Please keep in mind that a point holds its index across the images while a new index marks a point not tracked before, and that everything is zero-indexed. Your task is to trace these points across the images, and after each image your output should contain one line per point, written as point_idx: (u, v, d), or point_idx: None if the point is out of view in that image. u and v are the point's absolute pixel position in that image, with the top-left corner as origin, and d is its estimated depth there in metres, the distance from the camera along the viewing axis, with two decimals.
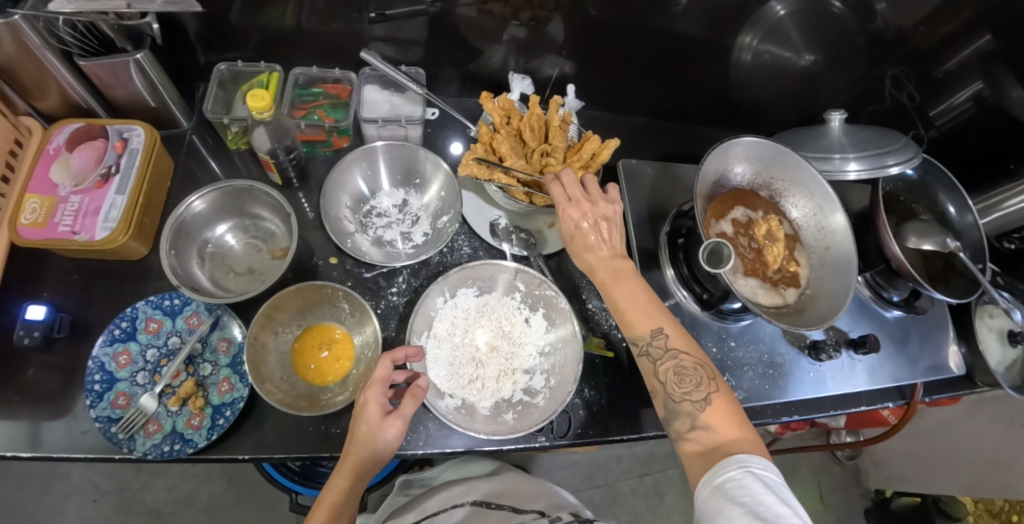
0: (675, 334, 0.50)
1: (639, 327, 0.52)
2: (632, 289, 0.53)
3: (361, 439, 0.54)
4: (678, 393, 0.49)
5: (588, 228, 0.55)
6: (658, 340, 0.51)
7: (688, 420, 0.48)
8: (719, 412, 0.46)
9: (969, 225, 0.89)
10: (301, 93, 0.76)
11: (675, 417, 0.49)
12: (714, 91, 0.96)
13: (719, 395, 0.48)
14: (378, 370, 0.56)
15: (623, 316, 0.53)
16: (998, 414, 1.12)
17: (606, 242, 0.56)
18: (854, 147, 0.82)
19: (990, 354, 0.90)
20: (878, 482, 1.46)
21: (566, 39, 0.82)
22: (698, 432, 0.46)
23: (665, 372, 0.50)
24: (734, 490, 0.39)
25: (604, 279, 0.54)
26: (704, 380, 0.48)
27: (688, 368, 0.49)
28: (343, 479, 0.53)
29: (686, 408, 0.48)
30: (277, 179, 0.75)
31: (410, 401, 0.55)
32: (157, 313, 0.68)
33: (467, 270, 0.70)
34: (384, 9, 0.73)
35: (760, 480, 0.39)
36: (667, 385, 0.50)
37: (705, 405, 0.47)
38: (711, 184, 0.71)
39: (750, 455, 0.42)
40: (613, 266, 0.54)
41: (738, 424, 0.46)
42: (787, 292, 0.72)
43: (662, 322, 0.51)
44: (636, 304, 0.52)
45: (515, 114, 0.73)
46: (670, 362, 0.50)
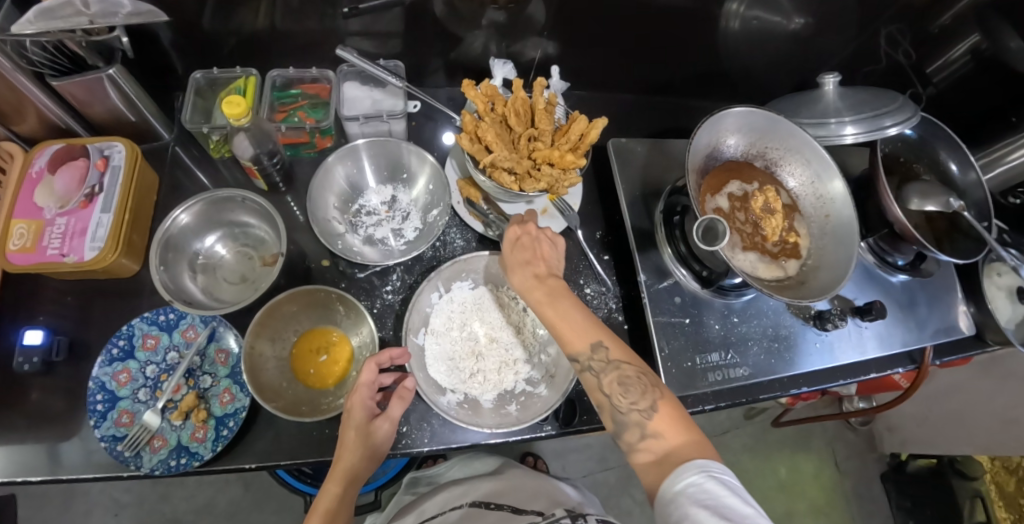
0: (614, 345, 0.50)
1: (579, 342, 0.50)
2: (564, 306, 0.51)
3: (350, 444, 0.55)
4: (624, 404, 0.48)
5: (525, 244, 0.56)
6: (599, 354, 0.49)
7: (637, 429, 0.46)
8: (666, 417, 0.45)
9: (973, 183, 0.86)
10: (280, 95, 0.74)
11: (624, 429, 0.47)
12: (704, 60, 0.93)
13: (664, 401, 0.47)
14: (363, 375, 0.56)
15: (560, 335, 0.51)
16: (1008, 374, 1.10)
17: (541, 258, 0.56)
18: (851, 111, 0.80)
19: (1000, 312, 0.89)
20: (893, 446, 1.46)
21: (547, 20, 0.80)
22: (649, 440, 0.45)
23: (609, 385, 0.48)
24: (696, 495, 0.38)
25: (541, 292, 0.53)
26: (648, 387, 0.48)
27: (632, 378, 0.48)
28: (335, 486, 0.54)
29: (633, 418, 0.46)
30: (263, 185, 0.75)
31: (398, 403, 0.58)
32: (152, 329, 0.68)
33: (460, 262, 0.69)
34: (358, 3, 0.71)
35: (720, 483, 0.39)
36: (612, 398, 0.48)
37: (651, 413, 0.46)
38: (704, 158, 0.70)
39: (709, 459, 0.41)
40: (542, 276, 0.54)
41: (683, 427, 0.45)
42: (787, 264, 0.70)
43: (601, 335, 0.50)
44: (569, 321, 0.51)
45: (499, 100, 0.71)
46: (614, 373, 0.48)
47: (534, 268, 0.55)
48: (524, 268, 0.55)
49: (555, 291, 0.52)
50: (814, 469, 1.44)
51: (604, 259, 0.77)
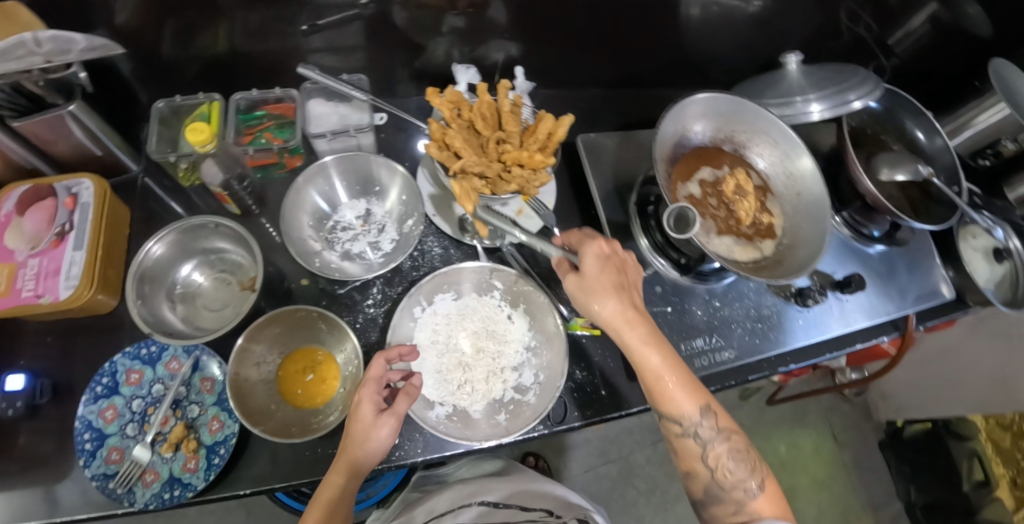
0: (720, 414, 0.52)
1: (687, 409, 0.51)
2: (672, 362, 0.52)
3: (357, 438, 0.54)
4: (727, 481, 0.51)
5: (615, 271, 0.55)
6: (709, 421, 0.52)
7: (733, 505, 0.50)
8: (772, 498, 0.50)
9: (941, 149, 0.88)
10: (245, 118, 0.73)
11: (719, 502, 0.51)
12: (669, 49, 0.93)
13: (766, 478, 0.51)
14: (372, 369, 0.57)
15: (667, 398, 0.52)
16: (997, 331, 1.12)
17: (631, 287, 0.55)
18: (815, 88, 0.84)
19: (979, 273, 0.92)
20: (888, 413, 1.48)
21: (508, 21, 0.80)
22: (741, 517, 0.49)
23: (714, 457, 0.52)
24: None
25: (645, 337, 0.52)
26: (752, 465, 0.52)
27: (739, 453, 0.52)
28: (338, 476, 0.53)
29: (734, 495, 0.50)
30: (235, 208, 0.75)
31: (404, 399, 0.56)
32: (135, 364, 0.67)
33: (441, 273, 0.69)
34: (318, 18, 0.72)
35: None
36: (715, 471, 0.51)
37: (757, 493, 0.50)
38: (672, 147, 0.70)
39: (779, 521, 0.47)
40: (643, 322, 0.53)
41: (777, 505, 0.50)
42: (764, 245, 0.71)
43: (704, 400, 0.52)
44: (676, 387, 0.52)
45: (465, 105, 0.71)
46: (722, 446, 0.52)
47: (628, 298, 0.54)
48: (625, 309, 0.52)
49: (662, 345, 0.52)
50: (813, 443, 1.46)
51: None
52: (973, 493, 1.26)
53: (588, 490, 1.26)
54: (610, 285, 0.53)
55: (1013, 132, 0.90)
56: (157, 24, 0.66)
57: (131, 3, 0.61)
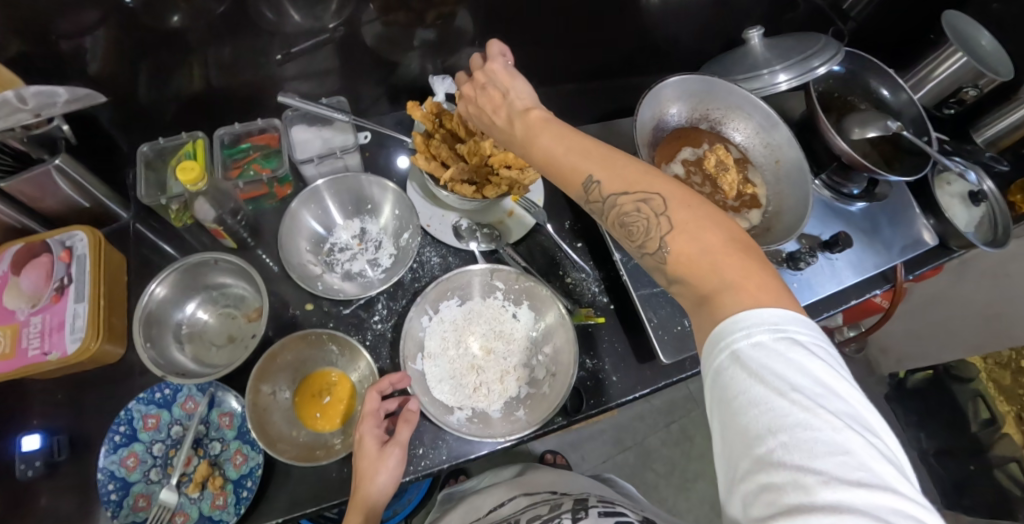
0: (608, 178, 0.41)
1: (573, 184, 0.43)
2: (544, 141, 0.44)
3: (367, 474, 0.54)
4: (637, 249, 0.41)
5: (480, 101, 0.52)
6: (594, 191, 0.42)
7: (664, 272, 0.40)
8: (686, 259, 0.37)
9: (905, 102, 0.91)
10: (231, 152, 0.74)
11: (653, 272, 0.42)
12: (635, 37, 0.95)
13: (697, 226, 0.37)
14: (367, 405, 0.57)
15: (552, 176, 0.45)
16: (985, 271, 1.19)
17: (500, 97, 0.50)
18: (779, 60, 0.87)
19: (959, 218, 0.99)
20: (890, 366, 1.53)
21: (478, 29, 0.82)
22: (680, 282, 0.39)
23: (618, 225, 0.42)
24: (726, 383, 0.32)
25: (515, 138, 0.48)
26: (655, 221, 0.39)
27: (638, 214, 0.40)
28: (356, 514, 0.51)
29: (654, 261, 0.40)
30: (231, 243, 0.74)
31: (405, 427, 0.57)
32: (151, 409, 0.67)
33: (444, 282, 0.69)
34: (290, 46, 0.74)
35: (768, 367, 0.31)
36: (629, 242, 0.42)
37: (665, 253, 0.39)
38: (652, 130, 0.72)
39: (733, 325, 0.33)
40: (518, 129, 0.47)
41: (709, 262, 0.36)
42: (751, 215, 0.73)
43: (590, 169, 0.42)
44: (555, 164, 0.44)
45: (447, 116, 0.73)
46: (623, 207, 0.41)
47: (495, 115, 0.50)
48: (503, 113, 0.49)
49: (532, 134, 0.45)
50: None
51: (577, 246, 0.78)
52: (982, 433, 1.29)
53: None
54: (490, 100, 0.51)
55: (971, 80, 0.96)
56: (131, 69, 0.67)
57: (102, 48, 0.62)
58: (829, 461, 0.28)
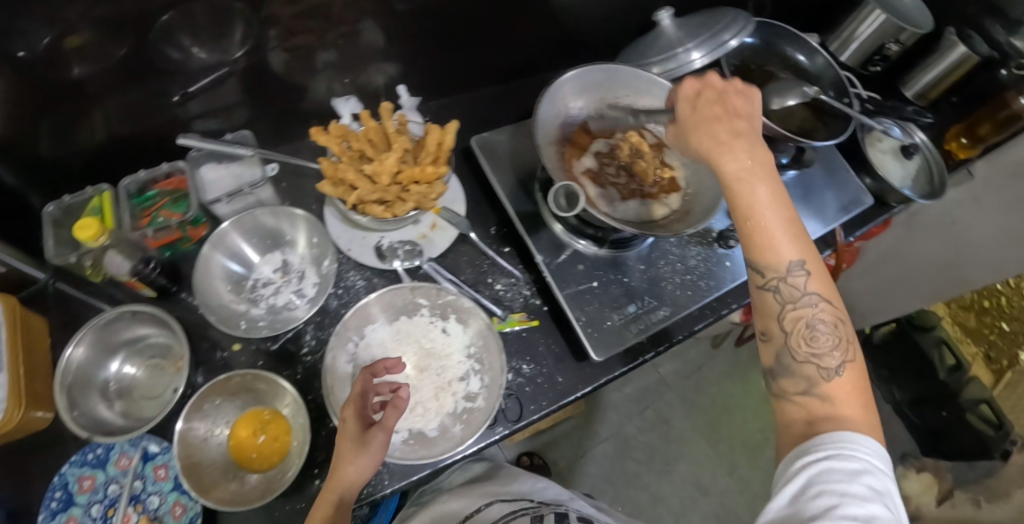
0: (818, 277, 0.48)
1: (780, 256, 0.48)
2: (761, 204, 0.49)
3: (349, 456, 0.51)
4: (802, 353, 0.48)
5: (705, 108, 0.54)
6: (795, 279, 0.48)
7: (803, 382, 0.47)
8: (840, 387, 0.46)
9: (822, 66, 0.92)
10: (139, 201, 0.72)
11: (785, 375, 0.49)
12: (548, 32, 0.94)
13: (851, 366, 0.47)
14: (357, 385, 0.55)
15: (758, 235, 0.49)
16: (932, 223, 1.18)
17: (732, 114, 0.53)
18: (690, 38, 0.87)
19: (895, 173, 0.99)
20: (855, 323, 1.54)
21: (382, 43, 0.81)
22: (808, 398, 0.47)
23: (793, 321, 0.49)
24: (823, 471, 0.40)
25: (739, 174, 0.50)
26: (842, 345, 0.48)
27: (825, 323, 0.48)
28: (331, 496, 0.49)
29: (806, 371, 0.47)
30: (151, 292, 0.71)
31: (394, 412, 0.53)
32: (86, 470, 0.66)
33: (364, 306, 0.68)
34: (190, 85, 0.72)
35: (853, 471, 0.40)
36: (791, 335, 0.49)
37: (834, 374, 0.46)
38: (559, 127, 0.71)
39: (855, 438, 0.42)
40: (758, 177, 0.50)
41: (861, 405, 0.46)
42: (669, 199, 0.71)
43: (805, 257, 0.48)
44: (771, 231, 0.49)
45: (352, 136, 0.71)
46: (809, 310, 0.48)
47: (730, 123, 0.52)
48: (728, 156, 0.51)
49: (773, 196, 0.49)
50: None
51: (505, 251, 0.78)
52: (950, 379, 1.34)
53: (591, 473, 1.28)
54: (712, 109, 0.54)
55: (893, 34, 0.99)
56: (29, 127, 0.63)
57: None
58: None
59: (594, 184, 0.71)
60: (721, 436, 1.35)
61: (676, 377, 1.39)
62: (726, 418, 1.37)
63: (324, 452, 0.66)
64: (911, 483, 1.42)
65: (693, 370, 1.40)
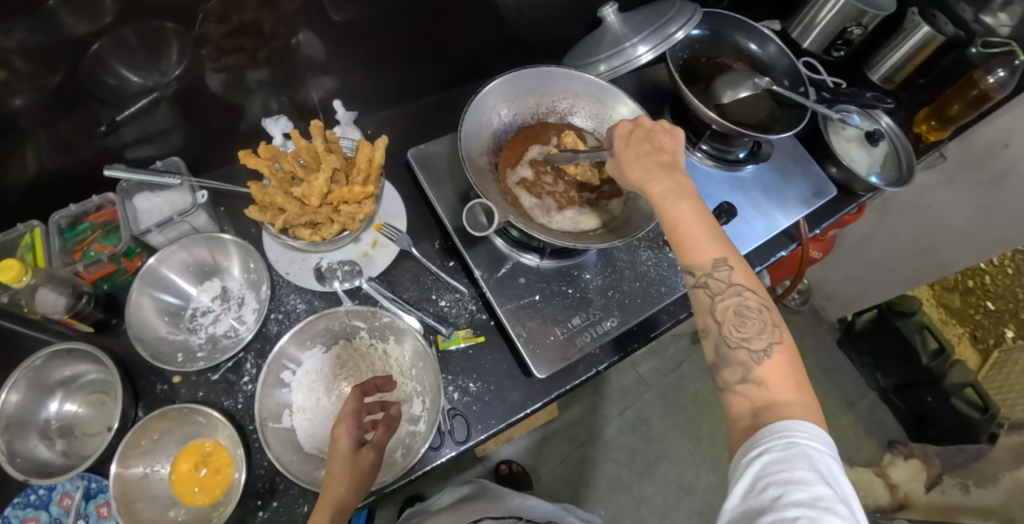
0: (740, 270, 0.47)
1: (704, 255, 0.48)
2: (680, 214, 0.50)
3: (339, 474, 0.53)
4: (734, 338, 0.46)
5: (641, 137, 0.56)
6: (720, 272, 0.48)
7: (740, 370, 0.45)
8: (775, 369, 0.44)
9: (776, 54, 0.89)
10: (69, 235, 0.71)
11: (725, 365, 0.46)
12: (492, 37, 0.92)
13: (780, 347, 0.45)
14: (347, 405, 0.58)
15: (682, 239, 0.50)
16: (904, 207, 1.18)
17: (660, 147, 0.56)
18: (637, 32, 0.85)
19: (861, 160, 0.96)
20: (836, 311, 1.52)
21: (315, 58, 0.79)
22: (748, 385, 0.44)
23: (724, 310, 0.47)
24: (766, 464, 0.37)
25: (664, 191, 0.52)
26: (767, 326, 0.46)
27: (751, 309, 0.47)
28: (323, 515, 0.50)
29: (740, 357, 0.46)
30: (89, 327, 0.70)
31: (384, 431, 0.57)
32: (30, 511, 0.65)
33: (281, 351, 0.63)
34: (121, 112, 0.70)
35: (795, 458, 0.37)
36: (724, 326, 0.47)
37: (763, 356, 0.45)
38: (492, 137, 0.69)
39: (794, 425, 0.39)
40: (684, 196, 0.51)
41: (796, 389, 0.43)
42: (610, 205, 0.69)
43: (726, 253, 0.48)
44: (692, 232, 0.50)
45: (283, 157, 0.69)
46: (733, 298, 0.47)
47: (657, 156, 0.55)
48: (646, 167, 0.54)
49: (695, 210, 0.51)
50: None
51: (450, 265, 0.76)
52: (933, 365, 1.31)
53: (571, 478, 1.27)
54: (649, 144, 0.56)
55: (854, 18, 0.96)
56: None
57: None
58: None
59: (530, 194, 0.69)
60: (703, 433, 1.34)
61: (655, 376, 1.38)
62: (708, 414, 1.36)
63: (268, 485, 0.65)
64: (899, 470, 1.39)
65: (672, 367, 1.39)
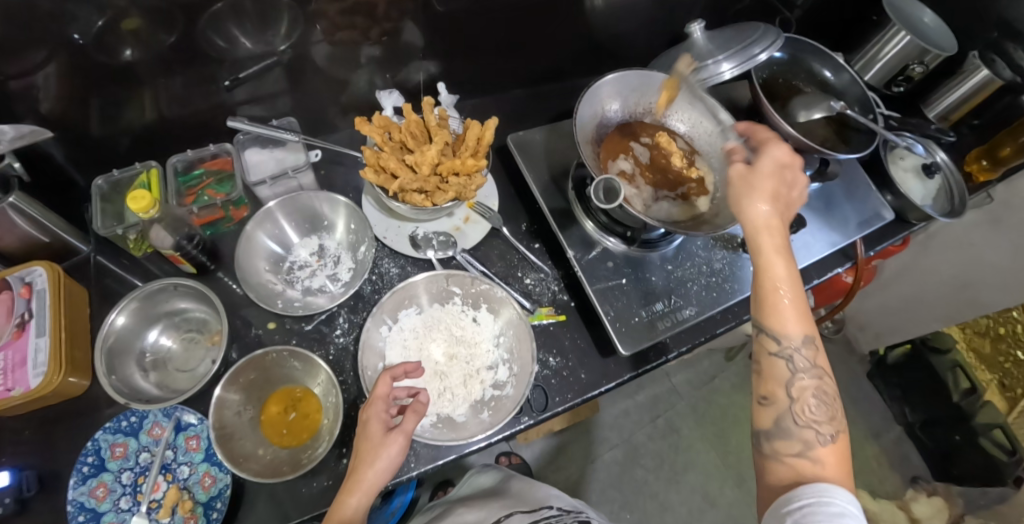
0: (821, 352, 0.51)
1: (788, 321, 0.51)
2: (791, 276, 0.52)
3: (366, 457, 0.53)
4: (804, 417, 0.49)
5: (780, 174, 0.57)
6: (805, 350, 0.51)
7: (799, 445, 0.48)
8: (839, 455, 0.47)
9: (849, 82, 0.94)
10: (185, 180, 0.75)
11: (783, 435, 0.49)
12: (580, 41, 0.97)
13: (842, 437, 0.49)
14: (378, 387, 0.57)
15: (773, 295, 0.52)
16: (948, 242, 1.20)
17: (785, 199, 0.57)
18: (721, 50, 0.86)
19: (916, 191, 1.00)
20: (868, 344, 1.55)
21: (422, 42, 0.84)
22: (802, 461, 0.47)
23: (799, 385, 0.51)
24: (804, 513, 0.41)
25: (778, 244, 0.54)
26: (835, 417, 0.50)
27: (822, 393, 0.50)
28: (350, 496, 0.51)
29: (803, 435, 0.48)
30: (190, 268, 0.74)
31: (412, 417, 0.56)
32: (118, 437, 0.68)
33: (400, 291, 0.70)
34: (241, 71, 0.75)
35: (835, 514, 0.40)
36: (795, 402, 0.50)
37: (829, 440, 0.48)
38: (595, 128, 0.74)
39: (829, 487, 0.43)
40: (791, 256, 0.54)
41: (846, 472, 0.47)
42: (700, 201, 0.73)
43: (810, 331, 0.52)
44: (795, 302, 0.52)
45: (394, 128, 0.72)
46: (810, 380, 0.51)
47: (777, 207, 0.56)
48: (772, 216, 0.55)
49: (795, 275, 0.52)
50: None
51: (535, 247, 0.80)
52: (964, 402, 1.35)
53: (599, 479, 1.28)
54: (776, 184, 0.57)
55: (918, 56, 1.00)
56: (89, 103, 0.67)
57: (54, 85, 0.62)
58: None
59: (629, 184, 0.73)
60: (731, 448, 1.35)
61: (687, 388, 1.40)
62: (736, 430, 1.37)
63: (350, 434, 0.67)
64: None
65: (704, 381, 1.41)
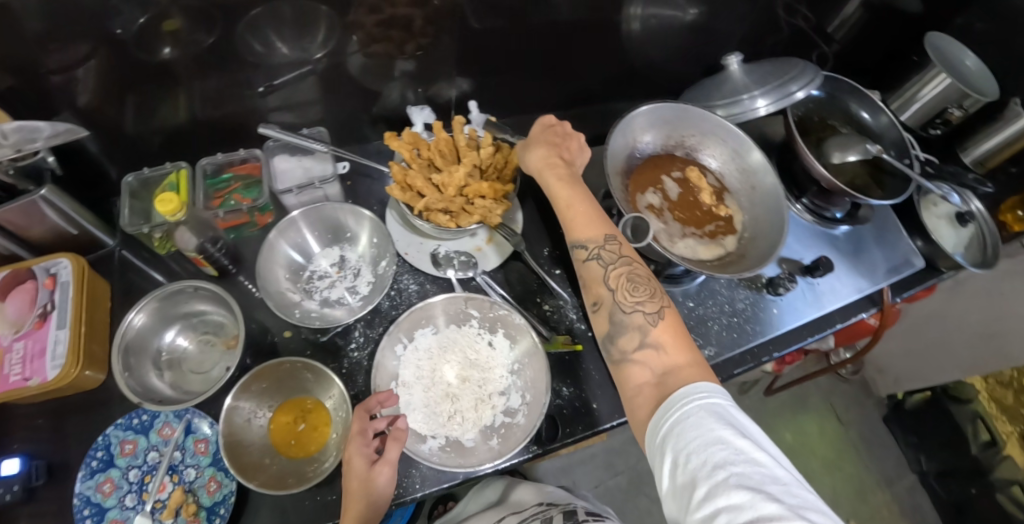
0: (625, 244, 0.56)
1: (593, 232, 0.56)
2: (579, 195, 0.59)
3: (355, 494, 0.54)
4: (629, 304, 0.52)
5: (552, 127, 0.66)
6: (610, 246, 0.55)
7: (637, 335, 0.50)
8: (670, 331, 0.50)
9: (886, 125, 0.91)
10: (213, 183, 0.76)
11: (622, 332, 0.51)
12: (615, 65, 0.96)
13: (668, 310, 0.52)
14: (355, 424, 0.57)
15: (571, 216, 0.58)
16: (978, 290, 1.16)
17: (565, 144, 0.65)
18: (758, 84, 0.84)
19: (947, 239, 0.97)
20: (887, 387, 1.52)
21: (456, 59, 0.84)
22: (643, 349, 0.49)
23: (617, 278, 0.54)
24: (683, 432, 0.40)
25: (562, 173, 0.60)
26: (655, 293, 0.53)
27: (638, 277, 0.54)
28: None
29: (636, 321, 0.51)
30: (212, 270, 0.75)
31: (394, 445, 0.57)
32: (129, 434, 0.68)
33: (418, 310, 0.71)
34: (275, 77, 0.75)
35: (709, 418, 0.39)
36: (618, 295, 0.53)
37: (657, 317, 0.51)
38: (624, 160, 0.73)
39: (691, 389, 0.43)
40: (577, 180, 0.60)
41: (688, 348, 0.48)
42: (726, 240, 0.72)
43: (612, 232, 0.57)
44: (585, 215, 0.58)
45: (423, 144, 0.71)
46: (622, 268, 0.54)
47: (558, 148, 0.64)
48: (551, 156, 0.62)
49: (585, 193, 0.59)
50: (817, 427, 1.50)
51: (556, 273, 0.79)
52: (982, 455, 1.29)
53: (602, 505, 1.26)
54: (553, 133, 0.65)
55: (955, 100, 0.97)
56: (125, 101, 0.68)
57: (93, 80, 0.63)
58: (773, 487, 0.34)
59: (656, 219, 0.73)
60: None
61: None
62: None
63: None
64: None
65: None
